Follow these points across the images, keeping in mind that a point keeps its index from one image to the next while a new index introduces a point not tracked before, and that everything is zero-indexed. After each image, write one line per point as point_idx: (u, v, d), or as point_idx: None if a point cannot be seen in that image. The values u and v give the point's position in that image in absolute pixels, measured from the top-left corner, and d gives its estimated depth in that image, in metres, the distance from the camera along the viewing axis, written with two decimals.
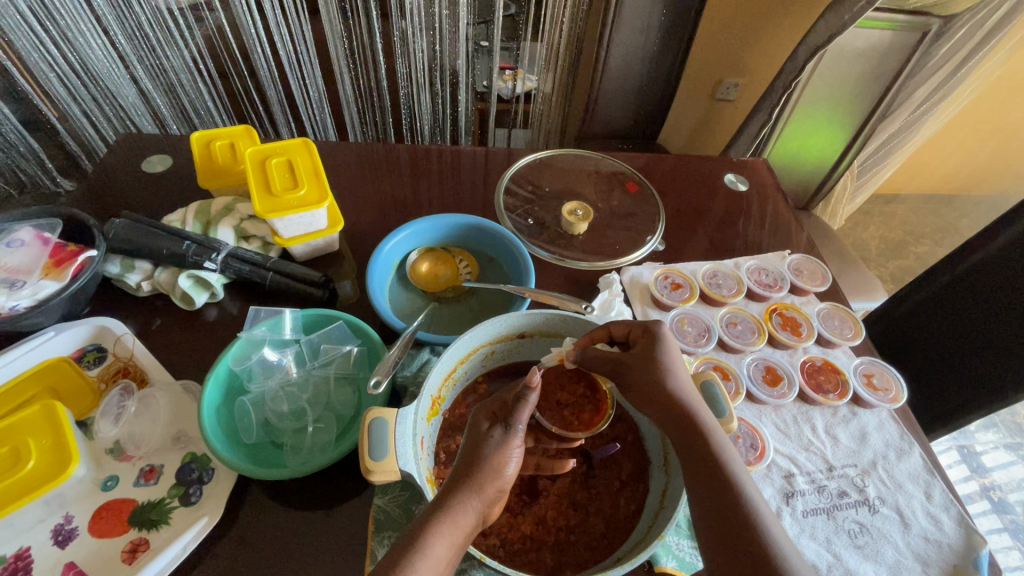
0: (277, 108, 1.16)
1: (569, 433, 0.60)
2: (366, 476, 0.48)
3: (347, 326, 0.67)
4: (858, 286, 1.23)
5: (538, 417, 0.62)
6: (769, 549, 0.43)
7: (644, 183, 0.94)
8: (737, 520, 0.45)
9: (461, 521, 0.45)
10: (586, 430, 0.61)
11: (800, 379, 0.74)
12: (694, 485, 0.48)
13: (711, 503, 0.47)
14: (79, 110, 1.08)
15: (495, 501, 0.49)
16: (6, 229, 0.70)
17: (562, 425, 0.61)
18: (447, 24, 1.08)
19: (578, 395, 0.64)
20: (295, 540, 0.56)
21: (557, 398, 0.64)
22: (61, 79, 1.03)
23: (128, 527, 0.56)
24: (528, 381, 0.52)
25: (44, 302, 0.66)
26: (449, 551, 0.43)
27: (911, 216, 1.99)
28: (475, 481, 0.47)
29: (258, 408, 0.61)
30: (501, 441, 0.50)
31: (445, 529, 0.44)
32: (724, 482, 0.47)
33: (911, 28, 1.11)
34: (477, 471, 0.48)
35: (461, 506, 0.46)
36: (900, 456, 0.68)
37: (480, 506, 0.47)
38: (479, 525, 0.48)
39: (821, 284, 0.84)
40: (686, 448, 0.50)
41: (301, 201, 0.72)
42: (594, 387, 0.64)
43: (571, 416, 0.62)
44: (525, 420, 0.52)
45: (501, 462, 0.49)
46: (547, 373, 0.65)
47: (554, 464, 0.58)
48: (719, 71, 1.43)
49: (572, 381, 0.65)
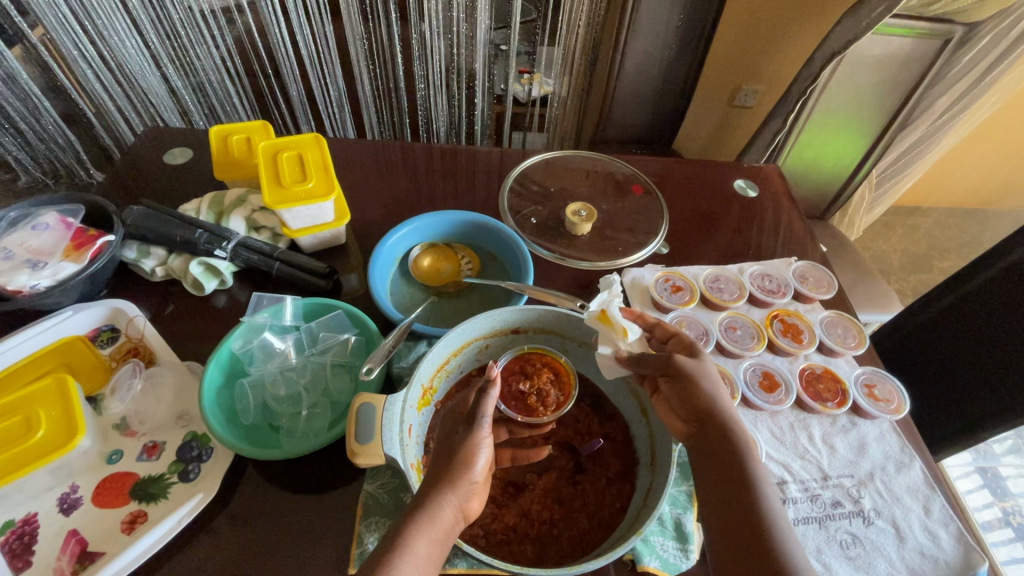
0: (299, 107, 1.21)
1: (536, 420, 0.62)
2: (351, 458, 0.50)
3: (345, 315, 0.68)
4: (873, 298, 1.21)
5: (501, 409, 0.63)
6: (779, 555, 0.45)
7: (650, 186, 0.94)
8: (752, 518, 0.47)
9: (438, 518, 0.46)
10: (551, 413, 0.62)
11: (797, 386, 0.73)
12: (718, 485, 0.50)
13: (730, 502, 0.49)
14: (114, 106, 1.13)
15: (472, 495, 0.50)
16: (32, 214, 0.74)
17: (527, 412, 0.63)
18: (465, 29, 1.11)
19: (541, 381, 0.64)
20: (286, 522, 0.58)
21: (520, 388, 0.64)
22: (97, 76, 1.07)
23: (129, 499, 0.58)
24: (487, 374, 0.54)
25: (63, 282, 0.69)
26: (429, 548, 0.45)
27: (935, 229, 1.94)
28: (447, 477, 0.49)
29: (257, 391, 0.63)
30: (466, 432, 0.52)
31: (423, 529, 0.45)
32: (743, 482, 0.49)
33: (932, 36, 1.09)
34: (447, 468, 0.50)
35: (436, 502, 0.47)
36: (899, 469, 0.66)
37: (458, 501, 0.49)
38: (460, 522, 0.49)
39: (826, 292, 0.83)
40: (721, 451, 0.51)
41: (309, 194, 0.74)
42: (557, 370, 0.66)
43: (535, 402, 0.63)
44: (491, 412, 0.52)
45: (470, 454, 0.51)
46: (510, 361, 0.66)
47: (531, 453, 0.60)
48: (736, 78, 1.41)
49: (536, 369, 0.65)
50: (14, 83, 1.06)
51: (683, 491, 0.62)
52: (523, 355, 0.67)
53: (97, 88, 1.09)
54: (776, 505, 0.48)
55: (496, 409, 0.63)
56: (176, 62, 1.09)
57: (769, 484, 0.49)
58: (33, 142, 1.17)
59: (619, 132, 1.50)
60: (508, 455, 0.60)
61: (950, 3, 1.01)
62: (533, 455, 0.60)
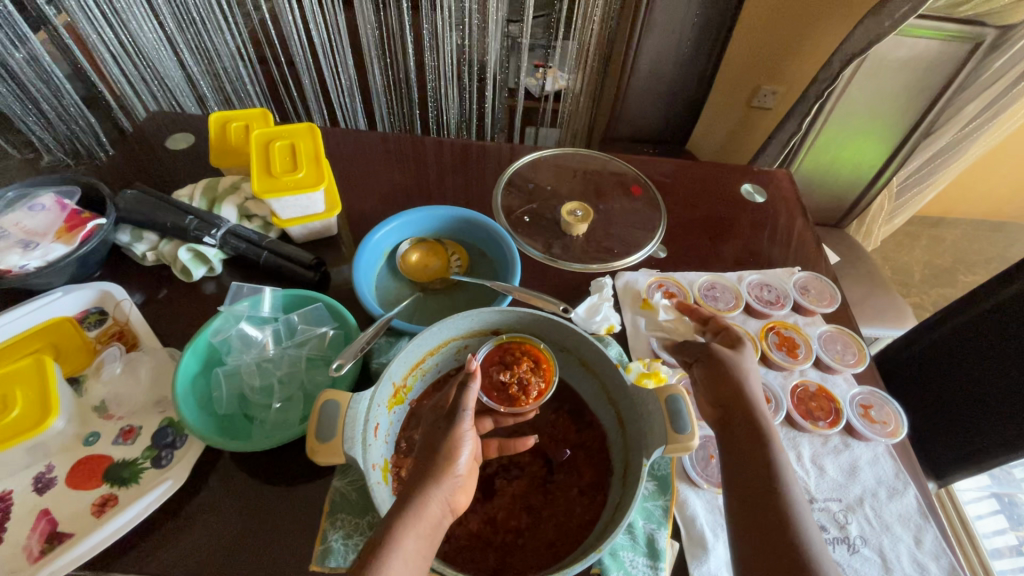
0: (312, 95, 1.21)
1: (520, 409, 0.62)
2: (310, 456, 0.49)
3: (325, 308, 0.68)
4: (885, 311, 1.16)
5: (484, 400, 0.63)
6: (796, 538, 0.46)
7: (649, 188, 0.92)
8: (771, 503, 0.49)
9: (426, 514, 0.45)
10: (533, 403, 0.62)
11: (788, 404, 0.70)
12: (742, 468, 0.52)
13: (751, 485, 0.50)
14: (133, 91, 1.14)
15: (459, 490, 0.49)
16: (30, 195, 0.75)
17: (509, 402, 0.63)
18: (477, 20, 1.09)
19: (522, 370, 0.62)
20: (251, 515, 0.58)
21: (501, 379, 0.63)
22: (117, 63, 1.08)
23: (102, 482, 0.59)
24: (467, 369, 0.56)
25: (53, 263, 0.70)
26: (419, 544, 0.44)
27: (961, 242, 1.86)
28: (429, 473, 0.48)
29: (233, 381, 0.62)
30: (448, 426, 0.52)
31: (412, 524, 0.44)
32: (766, 469, 0.51)
33: (963, 38, 1.03)
34: (433, 463, 0.49)
35: (423, 499, 0.46)
36: (891, 496, 0.63)
37: (445, 495, 0.48)
38: (447, 516, 0.48)
39: (829, 305, 0.80)
40: (747, 437, 0.53)
41: (299, 184, 0.74)
42: (537, 358, 0.65)
43: (517, 392, 0.62)
44: (473, 404, 0.53)
45: (454, 449, 0.50)
46: (490, 352, 0.65)
47: (517, 444, 0.59)
48: (756, 79, 1.37)
49: (515, 358, 0.64)
50: (37, 65, 1.07)
51: (658, 506, 0.60)
52: (502, 345, 0.65)
53: (116, 73, 1.09)
54: (798, 493, 0.50)
55: (479, 400, 0.64)
56: (193, 48, 1.10)
57: (793, 473, 0.51)
58: (55, 123, 1.17)
59: (632, 129, 1.47)
60: (495, 445, 0.59)
61: (982, 3, 0.96)
62: (517, 444, 0.59)
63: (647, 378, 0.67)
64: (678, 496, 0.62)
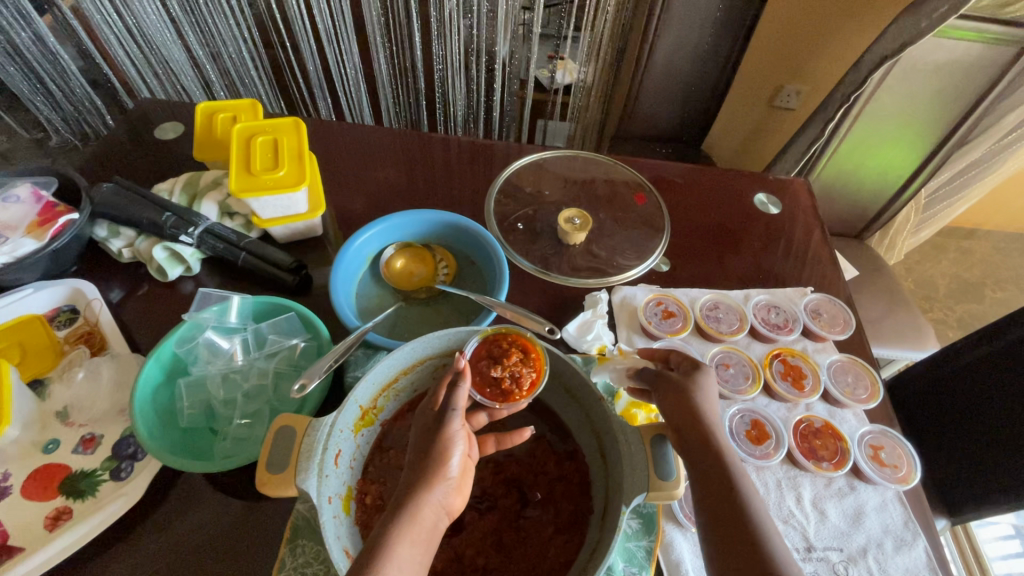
0: (315, 81, 1.17)
1: (513, 404, 0.57)
2: (259, 487, 0.45)
3: (297, 318, 0.65)
4: (903, 331, 1.09)
5: (476, 398, 0.59)
6: None
7: (654, 196, 0.86)
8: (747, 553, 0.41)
9: (419, 518, 0.42)
10: (528, 395, 0.58)
11: (790, 440, 0.65)
12: (710, 513, 0.44)
13: (723, 534, 0.43)
14: (137, 73, 1.10)
15: (455, 493, 0.46)
16: (7, 185, 0.73)
17: (503, 398, 0.58)
18: (485, 7, 1.03)
19: (512, 363, 0.59)
20: (206, 538, 0.55)
21: (492, 374, 0.59)
22: (120, 42, 1.04)
23: (57, 493, 0.56)
24: (455, 368, 0.53)
25: (21, 259, 0.68)
26: (413, 552, 0.40)
27: (991, 255, 1.76)
28: (421, 476, 0.45)
29: (197, 392, 0.59)
30: (438, 428, 0.48)
31: (403, 529, 0.41)
32: (737, 512, 0.43)
33: (1009, 41, 0.95)
34: (423, 467, 0.45)
35: (417, 502, 0.43)
36: (898, 548, 0.58)
37: (439, 499, 0.44)
38: (443, 518, 0.45)
39: (842, 332, 0.74)
40: (711, 476, 0.46)
41: (278, 183, 0.70)
42: (525, 349, 0.61)
43: (510, 386, 0.58)
44: (462, 403, 0.50)
45: (444, 451, 0.46)
46: (478, 346, 0.61)
47: (514, 436, 0.56)
48: (782, 76, 1.29)
49: (502, 351, 0.60)
50: (45, 46, 1.04)
51: (641, 548, 0.55)
52: (488, 338, 0.61)
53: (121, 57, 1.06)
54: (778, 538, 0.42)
55: (472, 398, 0.59)
56: (197, 30, 1.06)
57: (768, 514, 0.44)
58: (62, 103, 1.14)
59: (647, 127, 1.39)
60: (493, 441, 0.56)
61: None
62: (515, 437, 0.56)
63: (637, 409, 0.64)
64: (664, 537, 0.58)
